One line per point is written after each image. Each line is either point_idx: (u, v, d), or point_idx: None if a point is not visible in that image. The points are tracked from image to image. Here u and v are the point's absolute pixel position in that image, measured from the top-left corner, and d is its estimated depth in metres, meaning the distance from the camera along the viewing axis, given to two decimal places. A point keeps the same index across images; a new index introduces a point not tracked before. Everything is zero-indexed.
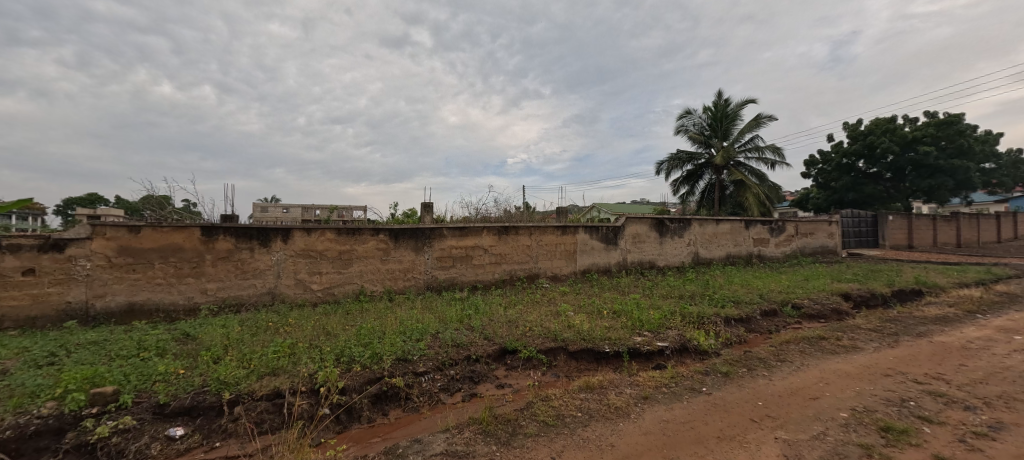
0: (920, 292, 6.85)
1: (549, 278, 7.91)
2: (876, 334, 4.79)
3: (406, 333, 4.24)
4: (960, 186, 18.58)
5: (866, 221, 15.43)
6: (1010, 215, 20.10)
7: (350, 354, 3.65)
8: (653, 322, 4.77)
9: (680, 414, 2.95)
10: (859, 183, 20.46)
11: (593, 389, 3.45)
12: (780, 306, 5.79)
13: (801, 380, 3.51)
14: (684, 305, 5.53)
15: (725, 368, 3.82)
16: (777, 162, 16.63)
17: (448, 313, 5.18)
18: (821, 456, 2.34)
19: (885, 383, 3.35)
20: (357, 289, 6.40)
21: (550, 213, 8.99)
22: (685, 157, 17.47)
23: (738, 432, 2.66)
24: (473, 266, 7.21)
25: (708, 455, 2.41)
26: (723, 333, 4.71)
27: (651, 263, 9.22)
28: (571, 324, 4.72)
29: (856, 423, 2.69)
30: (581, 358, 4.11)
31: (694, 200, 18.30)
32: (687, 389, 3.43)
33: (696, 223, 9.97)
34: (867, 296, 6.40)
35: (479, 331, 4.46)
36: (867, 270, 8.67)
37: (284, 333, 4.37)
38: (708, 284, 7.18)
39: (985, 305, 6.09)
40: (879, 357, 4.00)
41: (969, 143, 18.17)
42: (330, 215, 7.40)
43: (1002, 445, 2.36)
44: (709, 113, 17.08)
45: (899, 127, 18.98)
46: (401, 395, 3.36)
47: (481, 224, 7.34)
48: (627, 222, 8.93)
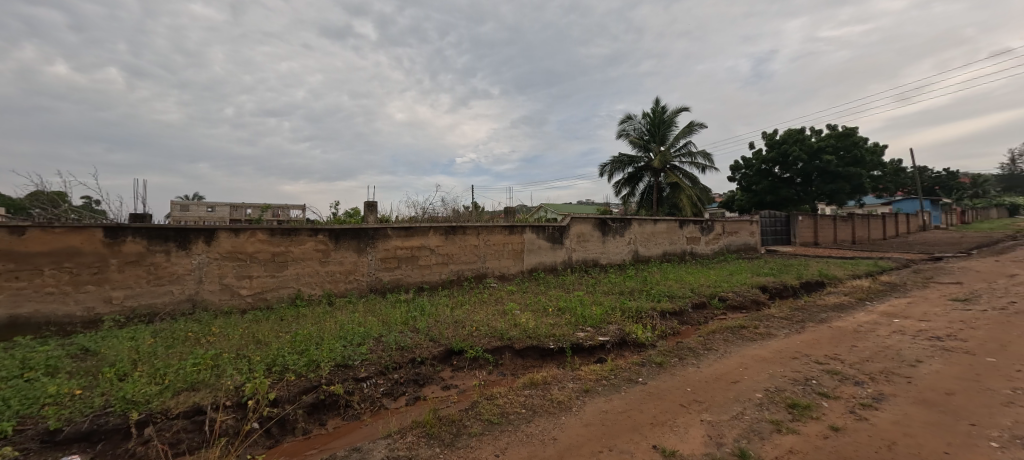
0: (823, 283, 7.78)
1: (496, 277, 7.93)
2: (787, 322, 5.36)
3: (346, 338, 4.05)
4: (855, 191, 21.29)
5: (782, 221, 17.15)
6: (892, 216, 23.37)
7: (283, 363, 3.41)
8: (595, 318, 4.97)
9: (619, 405, 3.10)
10: (776, 187, 22.70)
11: (538, 385, 3.52)
12: (709, 299, 6.27)
13: (725, 366, 3.84)
14: (625, 301, 5.81)
15: (658, 358, 4.08)
16: (707, 167, 17.98)
17: (392, 316, 5.01)
18: (740, 433, 2.57)
19: (794, 365, 3.76)
20: (292, 293, 6.00)
21: (498, 213, 9.04)
22: (626, 159, 18.33)
23: (669, 417, 2.85)
24: (419, 266, 7.04)
25: (642, 440, 2.56)
26: (659, 326, 5.02)
27: (595, 260, 9.59)
28: (517, 323, 4.77)
29: (769, 402, 2.99)
30: (527, 356, 4.17)
31: (635, 201, 19.26)
32: (625, 380, 3.61)
33: (636, 223, 10.52)
34: (781, 288, 7.14)
35: (425, 333, 4.37)
36: (781, 265, 9.66)
37: (206, 344, 3.98)
38: (646, 280, 7.61)
39: (872, 293, 7.05)
40: (789, 342, 4.48)
41: (862, 153, 20.87)
42: (262, 214, 6.87)
43: (882, 413, 2.76)
44: (648, 119, 18.11)
45: (807, 137, 21.37)
46: (340, 403, 3.21)
47: (428, 225, 7.20)
48: (573, 222, 9.21)
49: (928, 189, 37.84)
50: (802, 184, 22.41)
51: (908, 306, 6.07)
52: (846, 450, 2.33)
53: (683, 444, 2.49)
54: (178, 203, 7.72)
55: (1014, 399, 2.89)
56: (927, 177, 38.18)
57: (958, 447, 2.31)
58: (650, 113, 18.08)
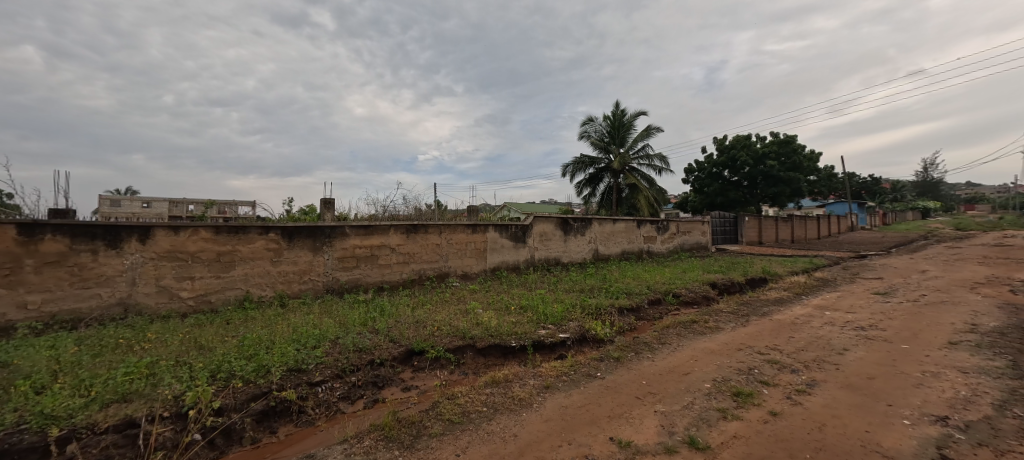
0: (766, 279, 8.36)
1: (459, 277, 7.87)
2: (733, 316, 5.72)
3: (300, 341, 3.88)
4: (794, 194, 23.01)
5: (730, 221, 18.24)
6: (826, 217, 25.51)
7: (229, 369, 3.20)
8: (556, 315, 5.06)
9: (578, 399, 3.18)
10: (725, 189, 24.09)
11: (499, 383, 3.54)
12: (664, 295, 6.57)
13: (677, 358, 4.04)
14: (585, 298, 5.96)
15: (616, 353, 4.22)
16: (663, 169, 18.77)
17: (350, 317, 4.84)
18: (690, 422, 2.72)
19: (739, 356, 4.01)
20: (240, 295, 5.65)
21: (461, 212, 8.98)
22: (587, 160, 18.76)
23: (626, 410, 2.96)
24: (379, 266, 6.85)
25: (599, 433, 2.64)
26: (617, 323, 5.19)
27: (557, 259, 9.74)
28: (479, 322, 4.76)
29: (716, 392, 3.18)
30: (489, 354, 4.18)
31: (595, 201, 19.76)
32: (584, 375, 3.71)
33: (596, 222, 10.80)
34: (728, 284, 7.60)
35: (384, 334, 4.27)
36: (729, 262, 10.28)
37: (140, 351, 3.66)
38: (606, 278, 7.84)
39: (808, 288, 7.67)
40: (735, 335, 4.78)
41: (800, 160, 22.60)
42: (205, 211, 6.41)
43: (815, 398, 3.01)
44: (608, 122, 18.63)
45: (753, 144, 22.86)
46: (293, 409, 3.07)
47: (388, 223, 7.01)
48: (536, 221, 9.31)
49: (856, 193, 41.61)
50: (749, 187, 23.92)
51: (838, 300, 6.66)
52: (784, 433, 2.52)
53: (638, 435, 2.59)
54: (108, 198, 7.06)
55: (923, 380, 3.25)
56: (855, 182, 41.95)
57: (877, 425, 2.57)
58: (610, 115, 18.61)
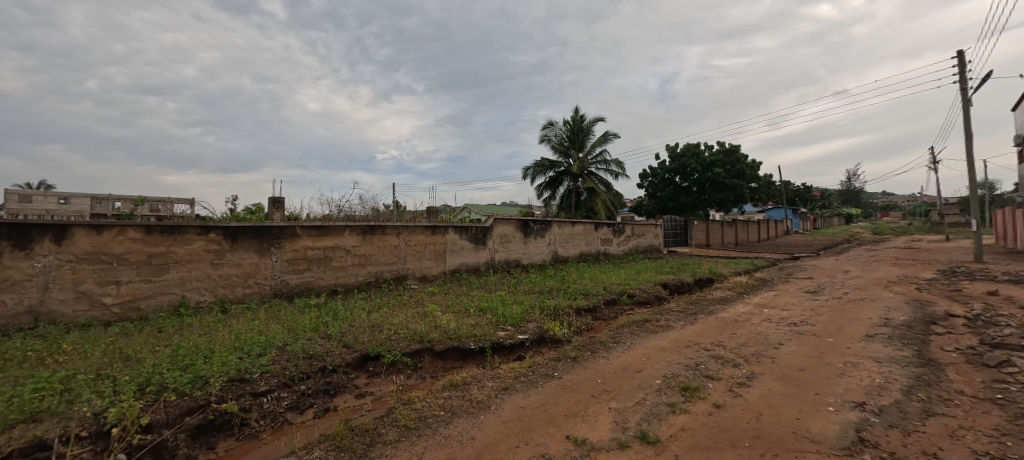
0: (712, 279, 8.89)
1: (417, 279, 7.72)
2: (683, 315, 6.02)
3: (243, 349, 3.63)
4: (737, 200, 24.63)
5: (680, 224, 19.22)
6: (765, 222, 27.51)
7: (161, 382, 2.94)
8: (516, 317, 5.10)
9: (535, 400, 3.22)
10: (677, 194, 25.35)
11: (457, 386, 3.51)
12: (619, 295, 6.80)
13: (630, 356, 4.19)
14: (543, 300, 6.04)
15: (573, 353, 4.32)
16: (620, 174, 19.44)
17: (300, 322, 4.61)
18: (642, 417, 2.83)
19: (687, 352, 4.24)
20: (175, 301, 5.20)
21: (420, 213, 8.84)
22: (547, 164, 19.06)
23: (583, 408, 3.03)
24: (333, 268, 6.56)
25: (556, 432, 2.69)
26: (575, 323, 5.31)
27: (517, 261, 9.81)
28: (438, 325, 4.69)
29: (666, 387, 3.34)
30: (447, 357, 4.13)
31: (555, 204, 20.10)
32: (542, 376, 3.76)
33: (555, 225, 11.00)
34: (678, 284, 8.00)
35: (337, 339, 4.09)
36: (679, 264, 10.82)
37: (52, 365, 3.26)
38: (564, 279, 7.99)
39: (749, 288, 8.25)
40: (684, 332, 5.03)
41: (743, 168, 24.26)
42: (135, 209, 5.85)
43: (754, 390, 3.23)
44: (568, 126, 19.03)
45: (701, 152, 24.27)
46: (235, 422, 2.87)
47: (343, 224, 6.76)
48: (496, 223, 9.33)
49: (790, 200, 45.20)
50: (698, 192, 25.31)
51: (774, 298, 7.22)
52: (726, 424, 2.69)
53: (593, 431, 2.67)
54: (16, 193, 6.28)
55: (845, 370, 3.59)
56: (790, 189, 45.57)
57: (806, 412, 2.81)
58: (569, 120, 19.02)
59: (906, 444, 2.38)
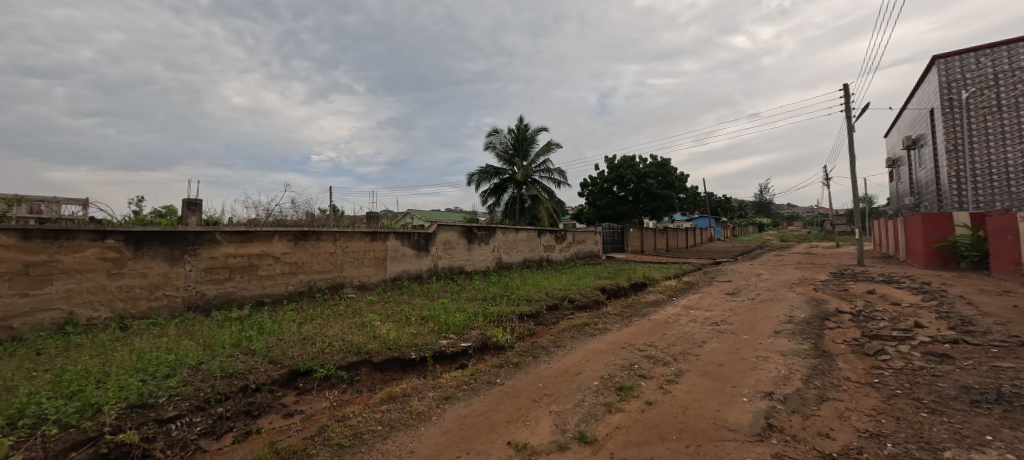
0: (645, 283, 9.45)
1: (355, 287, 7.35)
2: (619, 318, 6.33)
3: (148, 370, 3.22)
4: (668, 209, 26.46)
5: (617, 232, 20.26)
6: (692, 230, 29.84)
7: (38, 414, 2.51)
8: (458, 324, 5.03)
9: (477, 408, 3.20)
10: (614, 203, 26.68)
11: (396, 398, 3.39)
12: (560, 300, 6.99)
13: (570, 360, 4.31)
14: (487, 306, 6.01)
15: (516, 359, 4.36)
16: (562, 182, 20.06)
17: (218, 338, 4.17)
18: (581, 418, 2.92)
19: (622, 353, 4.46)
20: (60, 318, 4.46)
21: (359, 219, 8.47)
22: (492, 171, 19.18)
23: (523, 413, 3.06)
24: (259, 277, 6.03)
25: (497, 439, 2.69)
26: (517, 329, 5.36)
27: (460, 268, 9.71)
28: (376, 335, 4.50)
29: (603, 388, 3.48)
30: (386, 369, 3.97)
31: (499, 210, 20.26)
32: (484, 383, 3.74)
33: (499, 231, 11.07)
34: (616, 289, 8.40)
35: (262, 355, 3.77)
36: (616, 269, 11.38)
37: None
38: (508, 285, 8.06)
39: (677, 291, 8.88)
40: (620, 335, 5.28)
41: (673, 180, 26.19)
42: (7, 210, 4.98)
43: (680, 386, 3.48)
44: (512, 135, 19.33)
45: (636, 164, 25.85)
46: (134, 455, 2.52)
47: (272, 229, 6.27)
48: (439, 229, 9.19)
49: (713, 209, 49.49)
50: (633, 202, 26.82)
51: (699, 300, 7.85)
52: (656, 419, 2.86)
53: (533, 436, 2.70)
54: None
55: (757, 364, 3.99)
56: (713, 200, 49.93)
57: (725, 404, 3.08)
58: (514, 129, 19.33)
59: (805, 426, 2.70)
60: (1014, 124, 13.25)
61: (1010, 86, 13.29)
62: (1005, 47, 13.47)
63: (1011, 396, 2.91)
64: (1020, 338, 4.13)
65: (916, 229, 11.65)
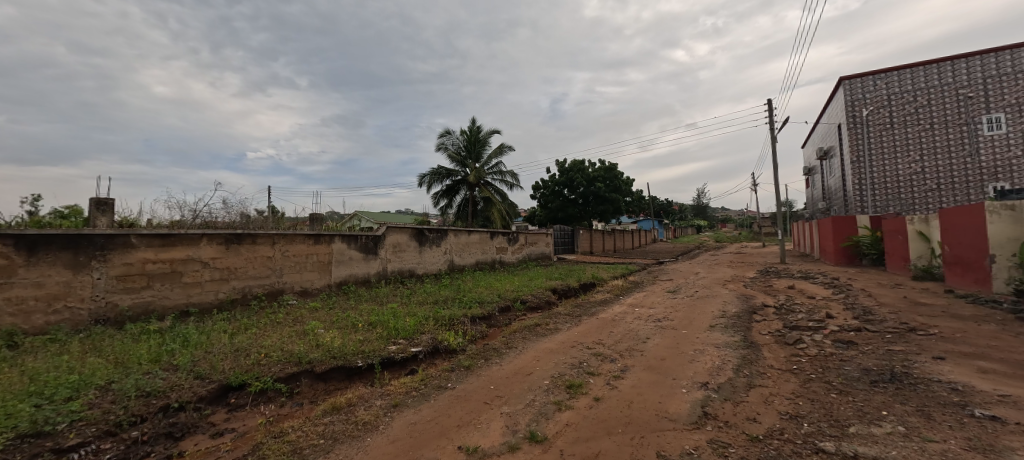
0: (594, 283, 9.77)
1: (296, 293, 6.91)
2: (569, 317, 6.50)
3: (43, 393, 2.81)
4: (615, 211, 27.60)
5: (568, 234, 20.80)
6: (637, 232, 31.37)
7: None
8: (408, 329, 4.90)
9: (427, 414, 3.13)
10: (565, 206, 27.37)
11: (340, 409, 3.24)
12: (513, 302, 7.04)
13: (521, 360, 4.35)
14: (438, 310, 5.90)
15: (467, 362, 4.33)
16: (514, 185, 20.24)
17: (133, 353, 3.74)
18: (531, 418, 2.96)
19: (572, 352, 4.58)
20: None
21: (301, 221, 8.00)
22: (444, 172, 18.92)
23: (474, 416, 3.04)
24: (184, 284, 5.49)
25: (448, 444, 2.65)
26: (469, 331, 5.33)
27: (411, 271, 9.46)
28: (319, 343, 4.26)
29: (553, 386, 3.55)
30: (330, 379, 3.77)
31: (452, 212, 20.05)
32: (435, 388, 3.67)
33: (451, 234, 10.94)
34: (566, 289, 8.61)
35: (187, 370, 3.42)
36: (567, 270, 11.67)
37: None
38: (460, 288, 7.98)
39: (624, 290, 9.28)
40: (571, 334, 5.41)
41: (619, 184, 27.37)
42: None
43: (626, 381, 3.64)
44: (464, 136, 19.22)
45: (585, 168, 26.73)
46: None
47: (200, 232, 5.74)
48: (388, 231, 8.92)
49: (656, 212, 52.35)
50: (583, 204, 27.66)
51: (643, 298, 8.25)
52: (603, 414, 2.97)
53: (484, 438, 2.69)
54: None
55: (694, 357, 4.27)
56: (656, 203, 52.82)
57: (666, 396, 3.26)
58: (466, 130, 19.23)
59: (736, 412, 2.92)
60: (903, 139, 15.30)
61: (900, 106, 15.34)
62: (896, 72, 15.53)
63: (901, 376, 3.35)
64: (908, 325, 4.76)
65: (827, 230, 13.07)
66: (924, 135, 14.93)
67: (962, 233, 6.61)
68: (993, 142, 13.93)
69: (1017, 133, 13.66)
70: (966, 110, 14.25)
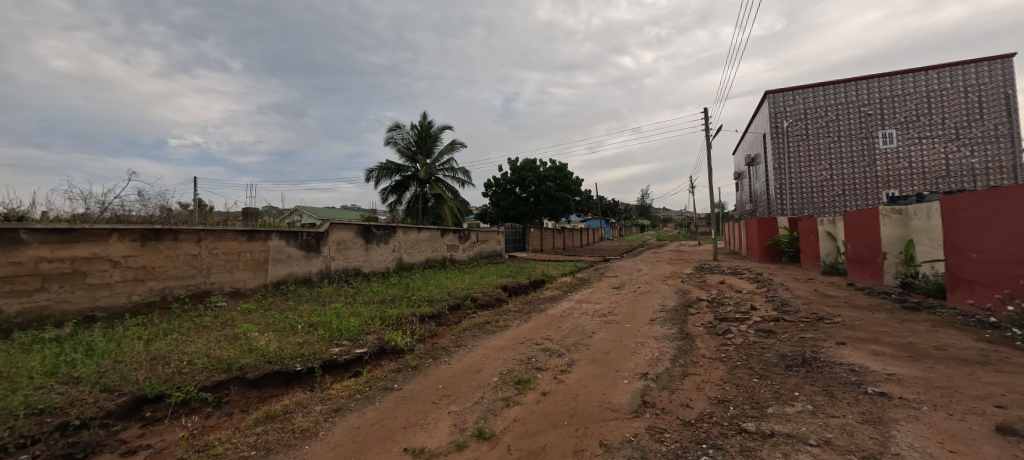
0: (543, 281, 9.96)
1: (227, 294, 6.37)
2: (518, 314, 6.58)
3: None
4: (565, 210, 28.30)
5: (519, 231, 21.00)
6: (586, 230, 32.42)
7: None
8: (353, 330, 4.70)
9: (371, 417, 3.02)
10: (517, 204, 27.62)
11: (275, 417, 3.04)
12: (463, 300, 6.98)
13: (471, 358, 4.34)
14: (385, 309, 5.71)
15: (415, 362, 4.24)
16: (466, 182, 20.07)
17: (22, 365, 3.25)
18: (479, 415, 2.96)
19: (521, 348, 4.64)
20: None
21: (234, 216, 7.39)
22: (393, 168, 18.33)
23: (421, 417, 2.98)
24: (89, 286, 4.86)
25: (394, 447, 2.58)
26: (418, 331, 5.22)
27: (357, 270, 9.08)
28: (252, 348, 3.96)
29: (502, 383, 3.58)
30: (264, 385, 3.52)
31: (401, 209, 19.50)
32: (380, 390, 3.56)
33: (400, 231, 10.63)
34: (516, 286, 8.71)
35: (91, 382, 3.03)
36: (517, 268, 11.80)
37: None
38: (408, 287, 7.77)
39: (572, 287, 9.56)
40: (520, 331, 5.47)
41: (569, 183, 28.09)
42: None
43: (572, 375, 3.75)
44: (415, 131, 18.74)
45: (536, 167, 27.14)
46: None
47: (109, 226, 5.12)
48: (332, 228, 8.48)
49: (604, 211, 54.39)
50: (534, 203, 28.05)
51: (590, 294, 8.55)
52: (550, 408, 3.04)
53: (431, 439, 2.65)
54: None
55: (636, 349, 4.50)
56: (604, 203, 54.92)
57: (609, 387, 3.41)
58: (417, 125, 18.76)
59: (672, 399, 3.13)
60: (816, 149, 17.11)
61: (814, 120, 17.15)
62: (811, 89, 17.31)
63: (811, 360, 3.75)
64: (817, 314, 5.35)
65: (753, 230, 14.30)
66: (833, 146, 16.82)
67: (861, 233, 7.52)
68: (887, 155, 16.05)
69: (905, 148, 15.86)
70: (866, 126, 16.26)
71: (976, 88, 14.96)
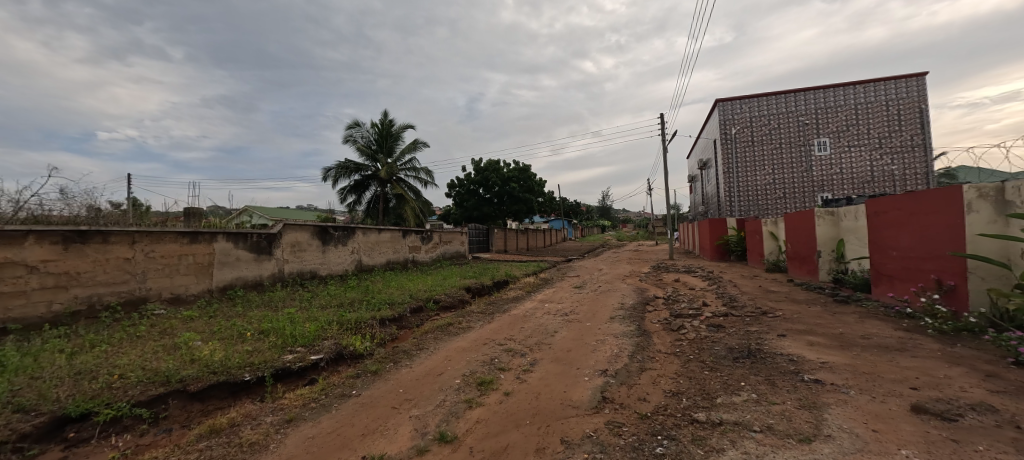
0: (507, 281, 9.99)
1: (166, 300, 5.90)
2: (482, 315, 6.57)
3: None
4: (529, 211, 28.55)
5: (482, 232, 20.93)
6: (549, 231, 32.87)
7: None
8: (308, 335, 4.49)
9: (327, 425, 2.90)
10: (480, 205, 27.52)
11: (221, 432, 2.85)
12: (425, 302, 6.86)
13: (432, 361, 4.27)
14: (343, 313, 5.51)
15: (374, 366, 4.12)
16: (429, 182, 19.77)
17: None
18: (441, 418, 2.92)
19: (484, 349, 4.63)
20: None
21: (174, 216, 6.86)
22: (352, 166, 17.73)
23: (381, 423, 2.90)
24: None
25: (351, 455, 2.50)
26: (378, 335, 5.08)
27: (313, 272, 8.70)
28: (194, 358, 3.69)
29: (464, 385, 3.56)
30: (208, 398, 3.30)
31: (360, 209, 18.89)
32: (337, 397, 3.43)
33: (359, 232, 10.29)
34: (479, 287, 8.68)
35: (2, 402, 2.71)
36: (481, 269, 11.78)
37: None
38: (368, 289, 7.54)
39: (535, 287, 9.66)
40: (483, 332, 5.45)
41: (533, 184, 28.34)
42: None
43: (534, 374, 3.79)
44: (375, 129, 18.25)
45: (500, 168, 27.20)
46: None
47: (25, 227, 4.60)
48: (286, 229, 8.08)
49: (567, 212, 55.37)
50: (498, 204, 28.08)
51: (553, 294, 8.68)
52: (513, 408, 3.06)
53: (391, 444, 2.59)
54: None
55: (596, 346, 4.62)
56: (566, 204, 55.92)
57: (570, 384, 3.48)
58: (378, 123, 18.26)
59: (630, 394, 3.24)
60: (761, 155, 18.28)
61: (759, 127, 18.32)
62: (757, 98, 18.47)
63: (756, 352, 4.01)
64: (762, 309, 5.72)
65: (705, 230, 15.07)
66: (776, 152, 18.05)
67: (800, 233, 8.12)
68: (822, 161, 17.49)
69: (837, 155, 17.35)
70: (804, 134, 17.62)
71: (895, 102, 16.66)
